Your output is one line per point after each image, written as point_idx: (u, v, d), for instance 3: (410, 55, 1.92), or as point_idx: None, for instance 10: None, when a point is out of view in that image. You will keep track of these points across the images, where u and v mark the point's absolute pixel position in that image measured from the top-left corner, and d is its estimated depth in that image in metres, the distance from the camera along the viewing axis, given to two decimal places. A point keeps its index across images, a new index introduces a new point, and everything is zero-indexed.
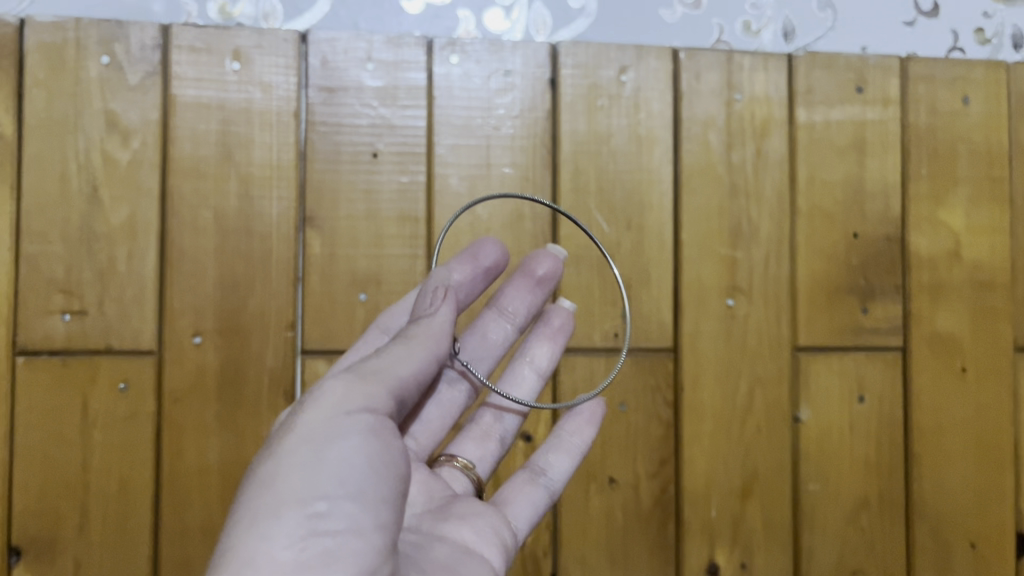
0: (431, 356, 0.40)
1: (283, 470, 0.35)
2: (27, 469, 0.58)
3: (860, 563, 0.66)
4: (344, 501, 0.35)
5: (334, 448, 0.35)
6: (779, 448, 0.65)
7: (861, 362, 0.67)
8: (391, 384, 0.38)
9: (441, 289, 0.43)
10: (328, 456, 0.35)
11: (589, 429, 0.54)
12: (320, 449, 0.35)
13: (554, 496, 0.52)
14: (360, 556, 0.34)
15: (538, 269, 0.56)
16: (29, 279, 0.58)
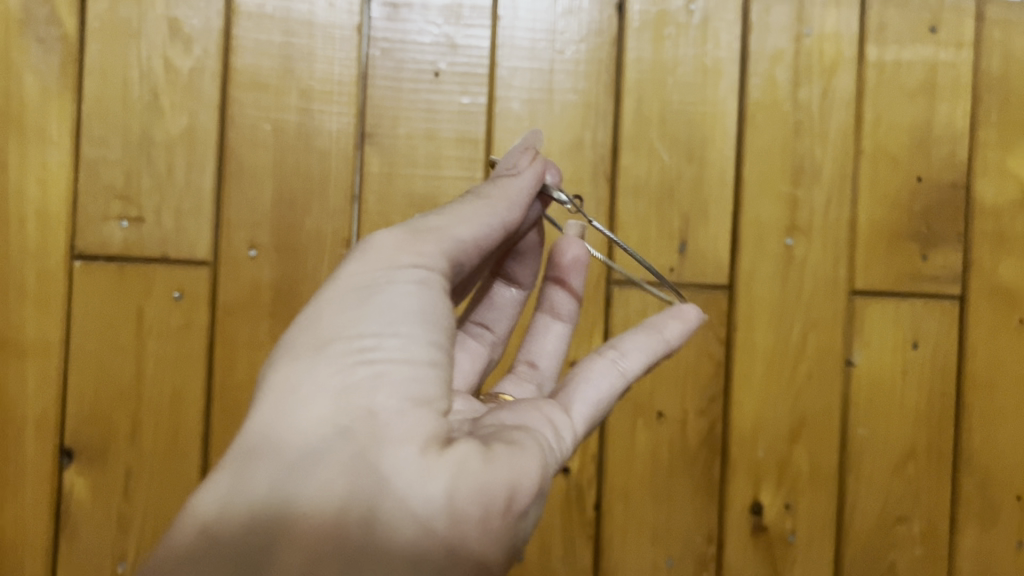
0: (489, 223, 0.40)
1: (329, 313, 0.34)
2: (81, 373, 0.58)
3: (905, 512, 0.66)
4: (395, 339, 0.33)
5: (315, 372, 0.32)
6: (830, 391, 0.64)
7: (918, 310, 0.66)
8: (451, 238, 0.38)
9: (530, 153, 0.44)
10: (377, 301, 0.34)
11: (676, 323, 0.48)
12: (367, 296, 0.34)
13: (630, 380, 0.44)
14: (411, 385, 0.32)
15: (567, 253, 0.50)
16: (88, 184, 0.58)
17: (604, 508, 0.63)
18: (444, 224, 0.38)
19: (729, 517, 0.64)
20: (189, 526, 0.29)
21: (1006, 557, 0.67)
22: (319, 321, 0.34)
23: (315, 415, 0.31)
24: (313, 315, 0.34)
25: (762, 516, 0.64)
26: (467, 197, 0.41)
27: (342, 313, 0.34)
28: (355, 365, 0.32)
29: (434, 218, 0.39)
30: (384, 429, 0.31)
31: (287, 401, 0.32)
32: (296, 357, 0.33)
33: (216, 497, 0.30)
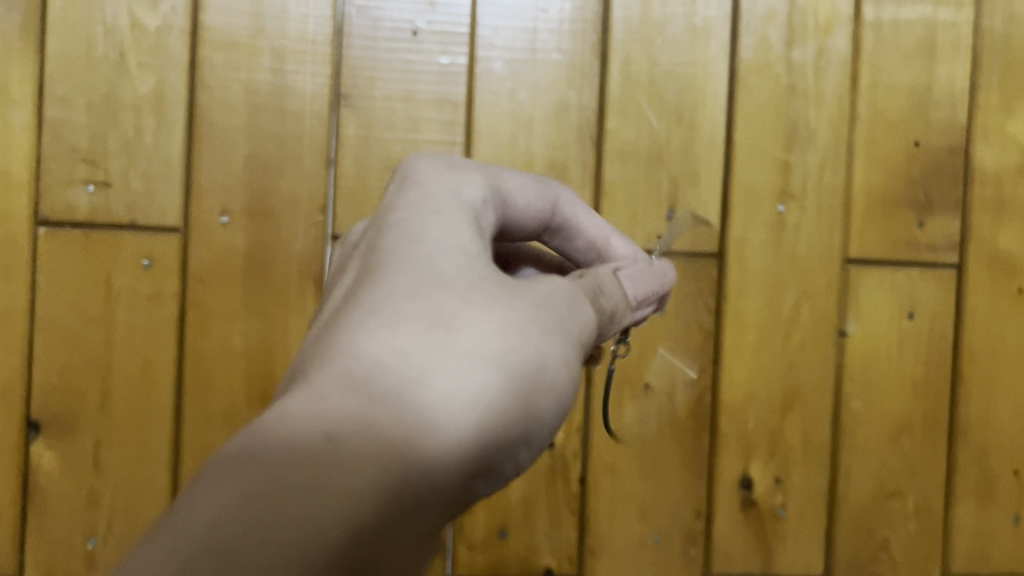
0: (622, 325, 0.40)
1: (544, 330, 0.32)
2: (47, 343, 0.56)
3: (899, 486, 0.64)
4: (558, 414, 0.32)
5: (523, 376, 0.30)
6: (823, 363, 0.62)
7: (914, 279, 0.63)
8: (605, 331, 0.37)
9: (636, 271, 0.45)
10: (574, 361, 0.33)
11: None
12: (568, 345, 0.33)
13: None
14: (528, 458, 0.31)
15: None
16: (52, 147, 0.56)
17: (589, 481, 0.61)
18: (595, 304, 0.36)
19: (718, 490, 0.62)
20: (340, 487, 0.23)
21: (1004, 533, 0.65)
22: (544, 329, 0.31)
23: (496, 413, 0.28)
24: (534, 317, 0.32)
25: (751, 491, 0.63)
26: (618, 279, 0.39)
27: (555, 343, 0.32)
28: (519, 436, 0.29)
29: (594, 301, 0.36)
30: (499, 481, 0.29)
31: (471, 427, 0.27)
32: (482, 366, 0.29)
33: (379, 481, 0.24)
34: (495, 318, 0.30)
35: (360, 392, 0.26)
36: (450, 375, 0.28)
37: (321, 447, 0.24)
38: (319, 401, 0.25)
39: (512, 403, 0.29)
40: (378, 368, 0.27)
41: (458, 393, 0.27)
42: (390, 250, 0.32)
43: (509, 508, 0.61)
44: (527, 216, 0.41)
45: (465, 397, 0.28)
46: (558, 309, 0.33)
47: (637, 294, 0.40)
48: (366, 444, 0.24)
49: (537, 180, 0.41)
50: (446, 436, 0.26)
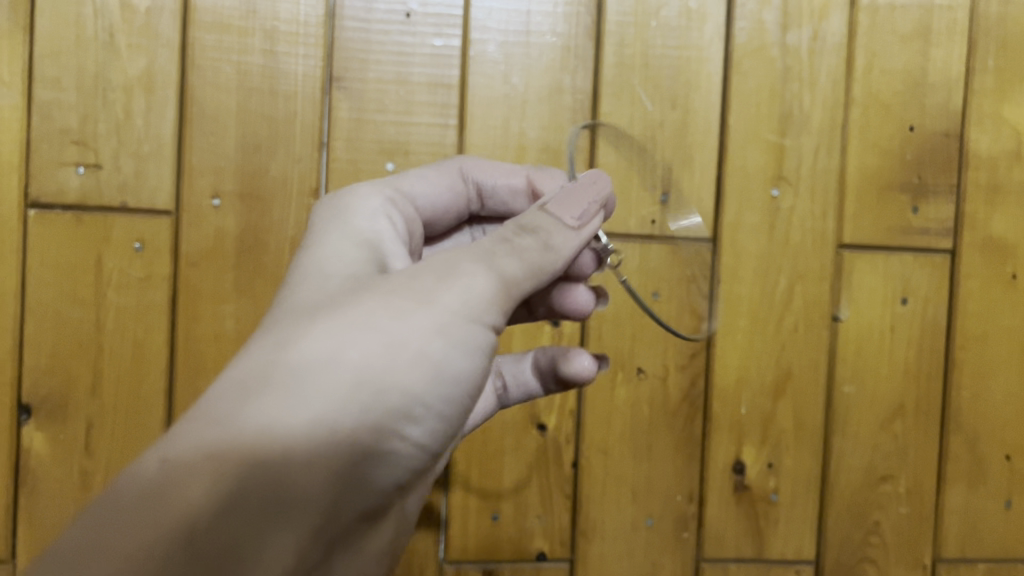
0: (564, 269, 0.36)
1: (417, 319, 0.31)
2: (39, 326, 0.56)
3: (890, 470, 0.64)
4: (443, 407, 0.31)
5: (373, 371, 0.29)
6: (816, 347, 0.62)
7: (907, 264, 0.63)
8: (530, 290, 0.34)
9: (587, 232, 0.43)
10: (458, 344, 0.31)
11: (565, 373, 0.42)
12: (452, 329, 0.31)
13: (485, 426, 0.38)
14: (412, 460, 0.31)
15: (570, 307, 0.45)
16: (42, 128, 0.55)
17: (582, 466, 0.61)
18: (519, 269, 0.34)
19: (710, 475, 0.62)
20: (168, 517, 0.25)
21: (995, 516, 0.66)
22: (413, 320, 0.30)
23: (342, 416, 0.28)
24: (403, 311, 0.31)
25: (744, 475, 0.63)
26: (548, 215, 0.37)
27: (434, 333, 0.31)
28: (388, 423, 0.29)
29: (511, 255, 0.34)
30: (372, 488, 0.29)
31: (317, 427, 0.28)
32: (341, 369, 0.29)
33: (206, 500, 0.25)
34: (348, 316, 0.30)
35: (211, 410, 0.28)
36: (316, 374, 0.28)
37: (162, 476, 0.26)
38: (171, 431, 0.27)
39: (368, 396, 0.29)
40: (234, 381, 0.28)
41: (313, 391, 0.28)
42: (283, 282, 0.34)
43: (502, 492, 0.61)
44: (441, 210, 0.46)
45: (313, 396, 0.28)
46: (451, 288, 0.32)
47: (578, 215, 0.37)
48: (202, 462, 0.26)
49: (436, 168, 0.46)
50: (295, 438, 0.27)
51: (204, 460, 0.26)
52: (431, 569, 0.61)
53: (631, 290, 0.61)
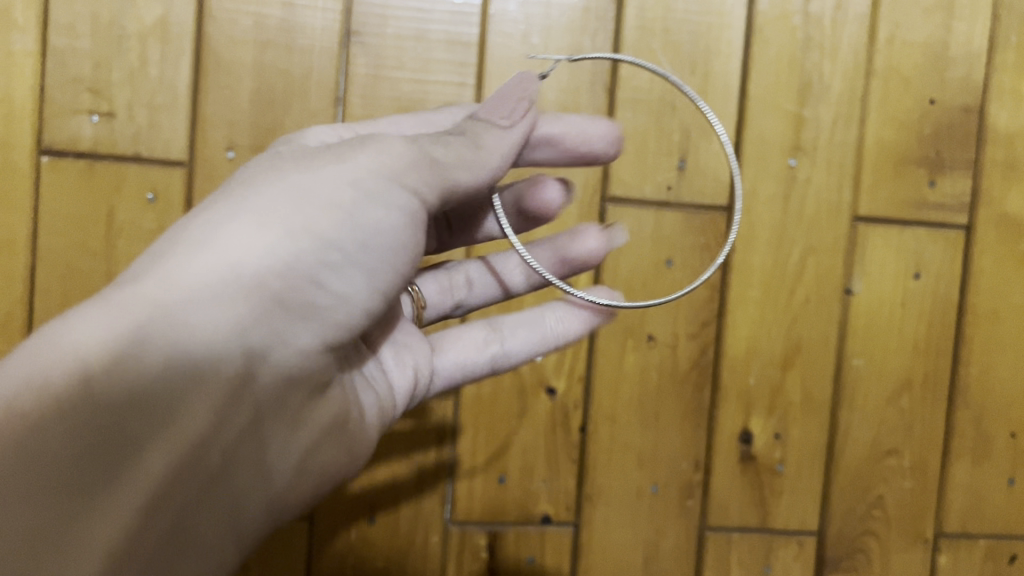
0: (493, 171, 0.38)
1: (320, 186, 0.35)
2: (48, 273, 0.56)
3: (895, 444, 0.64)
4: (371, 217, 0.35)
5: (272, 235, 0.34)
6: (827, 318, 0.62)
7: (921, 240, 0.63)
8: (448, 185, 0.37)
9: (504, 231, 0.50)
10: (361, 192, 0.35)
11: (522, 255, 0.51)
12: (364, 196, 0.35)
13: (496, 369, 0.48)
14: (360, 291, 0.35)
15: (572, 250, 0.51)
16: (55, 75, 0.55)
17: (589, 431, 0.61)
18: (447, 158, 0.37)
19: (716, 443, 0.62)
20: (175, 317, 0.32)
21: (999, 493, 0.66)
22: (315, 187, 0.35)
23: (258, 250, 0.33)
24: (316, 184, 0.35)
25: (750, 445, 0.63)
26: (476, 122, 0.39)
27: (341, 195, 0.35)
28: (300, 280, 0.34)
29: (444, 147, 0.37)
30: (316, 297, 0.34)
31: (317, 255, 0.34)
32: (338, 191, 0.35)
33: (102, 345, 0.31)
34: (259, 201, 0.35)
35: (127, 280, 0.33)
36: (305, 202, 0.34)
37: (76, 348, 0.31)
38: (198, 243, 0.33)
39: (341, 245, 0.34)
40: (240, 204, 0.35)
41: (314, 235, 0.34)
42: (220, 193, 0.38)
43: (510, 454, 0.61)
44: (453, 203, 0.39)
45: (227, 251, 0.33)
46: (446, 152, 0.37)
47: (506, 114, 0.39)
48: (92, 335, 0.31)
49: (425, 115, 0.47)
50: (303, 273, 0.34)
51: (208, 273, 0.32)
52: (437, 529, 0.61)
53: (644, 257, 0.61)
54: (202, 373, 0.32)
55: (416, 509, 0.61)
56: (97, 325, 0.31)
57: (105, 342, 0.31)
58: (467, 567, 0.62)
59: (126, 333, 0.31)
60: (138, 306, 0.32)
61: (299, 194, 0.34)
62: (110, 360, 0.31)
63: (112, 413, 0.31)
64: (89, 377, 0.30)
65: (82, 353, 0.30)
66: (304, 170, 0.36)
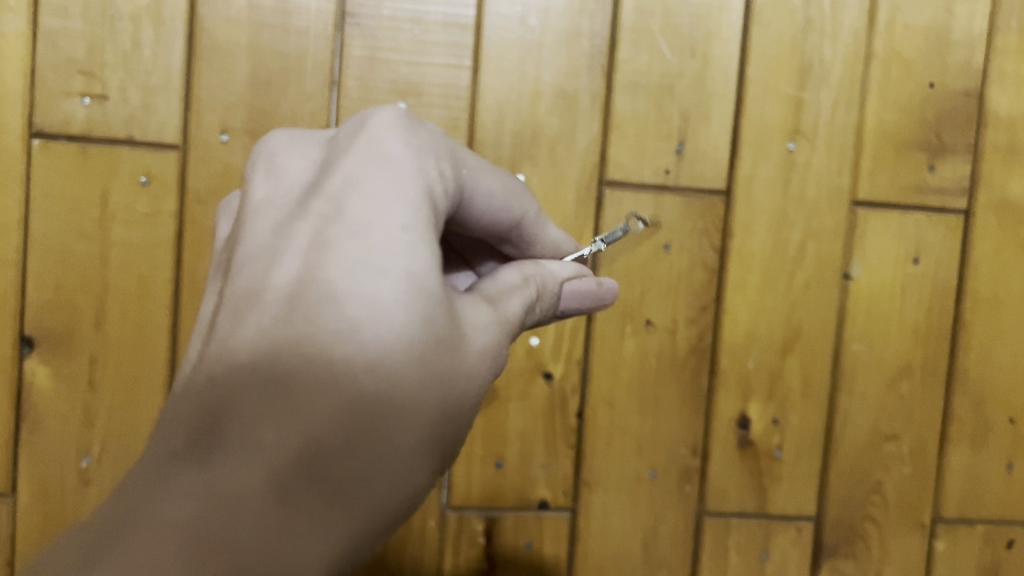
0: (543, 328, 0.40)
1: (475, 371, 0.32)
2: (42, 257, 0.55)
3: (894, 430, 0.64)
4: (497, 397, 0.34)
5: (429, 418, 0.30)
6: (826, 303, 0.62)
7: (921, 224, 0.63)
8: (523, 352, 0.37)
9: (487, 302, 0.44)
10: (500, 376, 0.33)
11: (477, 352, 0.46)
12: (500, 380, 0.33)
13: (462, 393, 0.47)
14: None
15: None
16: (47, 57, 0.54)
17: (586, 416, 0.61)
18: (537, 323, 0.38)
19: (714, 429, 0.62)
20: (355, 530, 0.28)
21: (997, 479, 0.66)
22: (470, 365, 0.31)
23: (419, 438, 0.29)
24: (471, 362, 0.32)
25: (749, 431, 0.63)
26: (572, 287, 0.40)
27: (480, 373, 0.32)
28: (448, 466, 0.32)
29: (539, 313, 0.38)
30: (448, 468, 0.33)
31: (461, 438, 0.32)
32: (484, 368, 0.32)
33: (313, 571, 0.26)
34: (434, 377, 0.30)
35: (307, 462, 0.27)
36: (457, 372, 0.31)
37: (285, 569, 0.26)
38: (380, 429, 0.28)
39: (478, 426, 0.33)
40: (407, 345, 0.29)
41: (462, 421, 0.31)
42: (339, 226, 0.30)
43: (507, 440, 0.61)
44: (483, 215, 0.40)
45: (401, 447, 0.29)
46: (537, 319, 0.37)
47: (595, 284, 0.41)
48: (304, 556, 0.26)
49: (508, 183, 0.40)
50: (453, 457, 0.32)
51: (383, 476, 0.28)
52: (434, 515, 0.61)
53: (642, 241, 0.60)
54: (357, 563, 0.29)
55: None
56: (283, 542, 0.26)
57: (304, 567, 0.26)
58: (464, 554, 0.61)
59: (328, 553, 0.27)
60: (342, 517, 0.27)
61: (460, 372, 0.31)
62: None
63: None
64: None
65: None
66: (452, 313, 0.31)
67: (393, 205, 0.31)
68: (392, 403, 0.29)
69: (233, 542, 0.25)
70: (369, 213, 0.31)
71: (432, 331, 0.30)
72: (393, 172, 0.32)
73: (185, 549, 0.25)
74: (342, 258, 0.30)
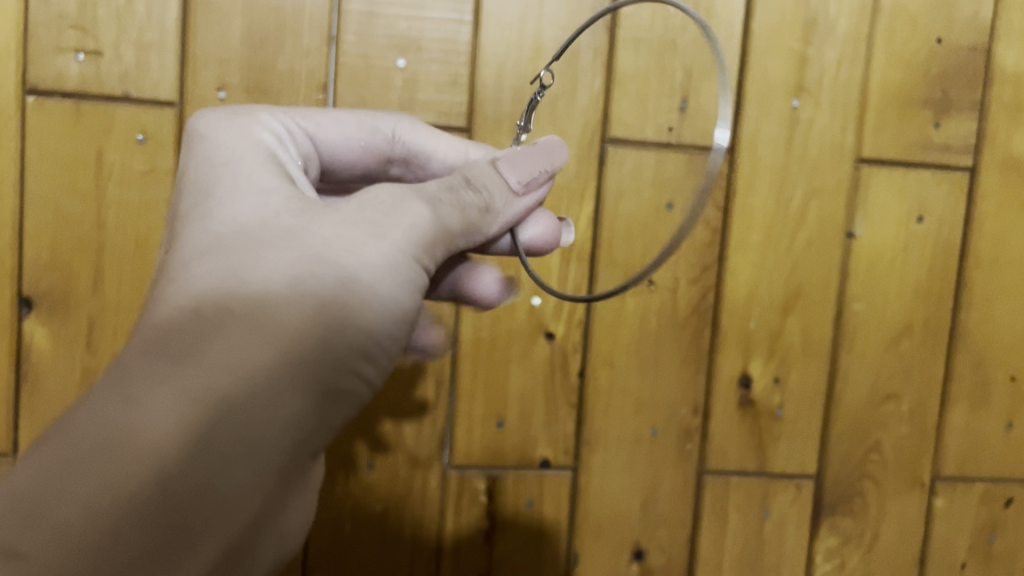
0: (486, 223, 0.39)
1: (324, 228, 0.33)
2: (38, 217, 0.55)
3: (894, 388, 0.64)
4: (388, 250, 0.33)
5: (273, 267, 0.31)
6: (828, 262, 0.62)
7: (925, 183, 0.62)
8: (450, 227, 0.36)
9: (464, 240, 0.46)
10: (379, 227, 0.34)
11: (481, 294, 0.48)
12: (380, 231, 0.34)
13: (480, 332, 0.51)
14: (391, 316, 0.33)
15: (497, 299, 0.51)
16: (39, 12, 0.53)
17: (587, 375, 0.61)
18: (457, 207, 0.37)
19: (715, 388, 0.62)
20: (208, 376, 0.28)
21: (995, 438, 0.66)
22: (322, 229, 0.33)
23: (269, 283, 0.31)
24: (320, 226, 0.33)
25: (750, 390, 0.63)
26: (497, 170, 0.40)
27: (345, 230, 0.33)
28: (337, 315, 0.31)
29: (453, 193, 0.37)
30: (351, 322, 0.31)
31: (338, 284, 0.32)
32: (344, 224, 0.33)
33: (166, 423, 0.27)
34: (272, 245, 0.32)
35: (146, 339, 0.29)
36: (312, 235, 0.33)
37: (125, 423, 0.27)
38: (218, 292, 0.31)
39: (362, 273, 0.32)
40: (244, 235, 0.33)
41: (321, 264, 0.32)
42: (186, 201, 0.36)
43: (507, 399, 0.61)
44: (353, 151, 0.47)
45: (244, 297, 0.30)
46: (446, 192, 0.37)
47: (522, 180, 0.41)
48: (146, 408, 0.27)
49: (361, 118, 0.47)
50: (338, 306, 0.31)
51: (229, 324, 0.30)
52: (435, 474, 0.61)
53: (644, 200, 0.60)
54: (249, 422, 0.29)
55: (414, 454, 0.61)
56: (124, 399, 0.28)
57: (150, 418, 0.27)
58: (465, 512, 0.61)
59: (181, 402, 0.28)
60: (186, 365, 0.29)
61: (305, 235, 0.33)
62: (173, 432, 0.27)
63: (165, 481, 0.27)
64: (149, 452, 0.27)
65: (147, 432, 0.27)
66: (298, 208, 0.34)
67: (230, 163, 0.37)
68: (221, 270, 0.31)
69: (77, 430, 0.27)
70: (212, 174, 0.37)
71: (273, 224, 0.33)
72: (232, 147, 0.38)
73: (39, 443, 0.27)
74: (185, 217, 0.35)
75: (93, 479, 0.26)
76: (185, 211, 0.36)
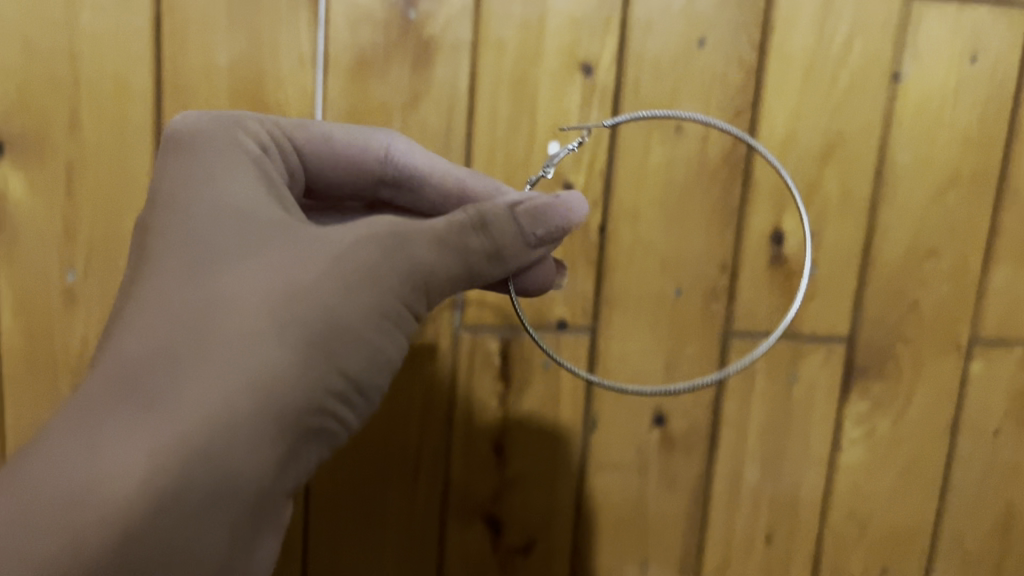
0: (490, 263, 0.42)
1: (308, 272, 0.37)
2: (7, 52, 0.51)
3: (935, 244, 0.60)
4: (365, 294, 0.38)
5: (252, 295, 0.36)
6: (871, 106, 0.57)
7: (981, 17, 0.57)
8: (439, 262, 0.40)
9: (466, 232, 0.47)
10: (362, 271, 0.38)
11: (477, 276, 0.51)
12: (362, 289, 0.38)
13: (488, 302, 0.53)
14: (365, 352, 0.38)
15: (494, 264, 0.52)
16: None
17: (609, 230, 0.57)
18: (454, 253, 0.41)
19: (746, 243, 0.58)
20: (192, 403, 0.33)
21: None
22: (303, 276, 0.37)
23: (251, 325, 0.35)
24: (299, 269, 0.37)
25: (782, 245, 0.58)
26: (513, 212, 0.42)
27: (327, 275, 0.37)
28: (316, 369, 0.36)
29: (453, 242, 0.41)
30: (327, 359, 0.36)
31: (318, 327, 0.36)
32: (325, 270, 0.37)
33: (150, 450, 0.31)
34: (252, 288, 0.36)
35: (127, 374, 0.33)
36: (293, 280, 0.36)
37: (117, 451, 0.31)
38: (200, 334, 0.34)
39: (341, 331, 0.37)
40: (221, 267, 0.37)
41: (299, 305, 0.36)
42: (163, 217, 0.39)
43: None
44: (348, 165, 0.48)
45: (224, 343, 0.34)
46: (438, 233, 0.40)
47: (535, 223, 0.43)
48: (132, 445, 0.32)
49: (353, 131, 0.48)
50: (320, 361, 0.36)
51: (211, 361, 0.34)
52: (446, 335, 0.57)
53: (673, 35, 0.54)
54: (229, 472, 0.33)
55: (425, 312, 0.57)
56: (113, 433, 0.32)
57: (137, 452, 0.31)
58: (479, 374, 0.58)
59: (164, 442, 0.32)
60: (169, 403, 0.33)
61: (286, 283, 0.36)
62: (157, 465, 0.31)
63: (152, 515, 0.31)
64: (138, 488, 0.31)
65: (127, 484, 0.31)
66: (281, 241, 0.38)
67: (207, 177, 0.40)
68: (202, 306, 0.35)
69: (54, 474, 0.31)
70: (192, 188, 0.40)
71: (249, 257, 0.37)
72: (215, 160, 0.41)
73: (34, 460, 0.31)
74: (163, 232, 0.38)
75: (78, 523, 0.30)
76: (164, 222, 0.39)
